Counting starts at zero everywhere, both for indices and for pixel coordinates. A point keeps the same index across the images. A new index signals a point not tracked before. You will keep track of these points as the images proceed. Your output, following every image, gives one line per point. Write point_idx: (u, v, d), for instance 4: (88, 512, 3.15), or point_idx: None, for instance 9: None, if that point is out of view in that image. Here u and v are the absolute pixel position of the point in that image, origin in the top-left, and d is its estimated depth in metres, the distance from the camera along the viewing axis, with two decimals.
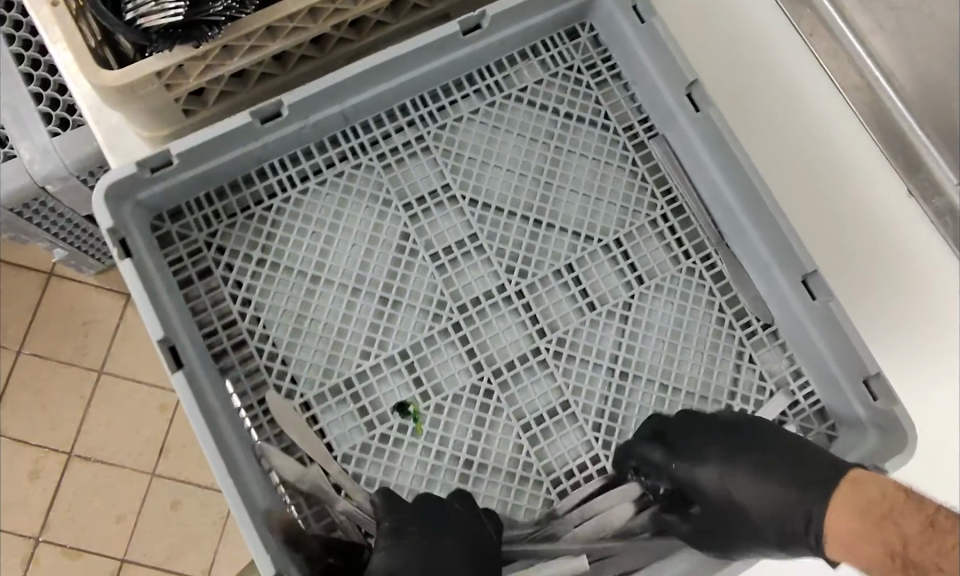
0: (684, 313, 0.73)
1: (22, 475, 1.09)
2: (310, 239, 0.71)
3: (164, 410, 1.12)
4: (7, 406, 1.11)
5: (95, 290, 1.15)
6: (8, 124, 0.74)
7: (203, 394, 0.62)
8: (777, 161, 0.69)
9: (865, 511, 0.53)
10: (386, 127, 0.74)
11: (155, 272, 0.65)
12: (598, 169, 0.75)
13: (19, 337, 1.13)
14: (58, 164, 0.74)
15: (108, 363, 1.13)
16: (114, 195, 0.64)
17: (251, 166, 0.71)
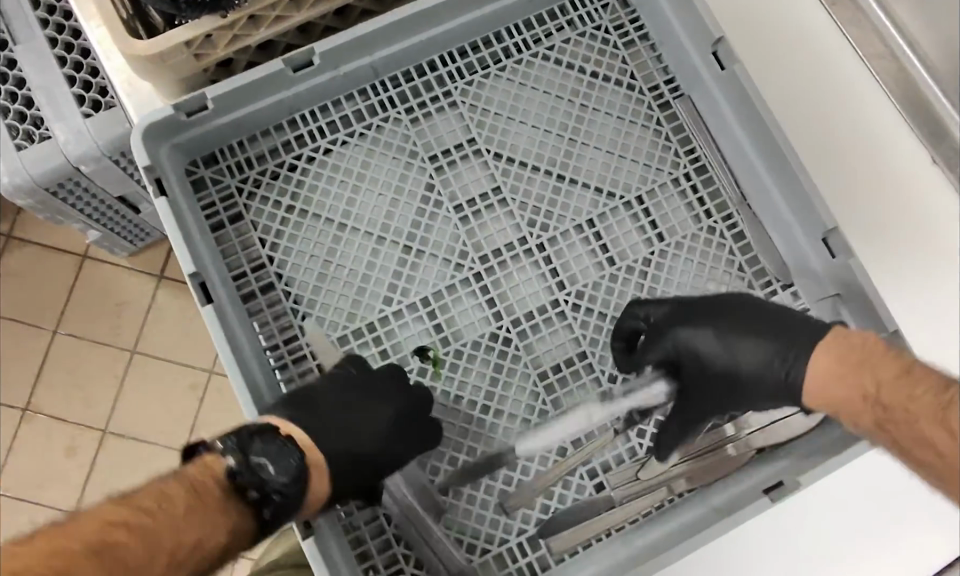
0: (703, 273, 0.74)
1: (59, 450, 1.12)
2: (338, 188, 0.73)
3: (195, 388, 1.14)
4: (44, 384, 1.13)
5: (127, 272, 1.17)
6: (44, 106, 0.76)
7: (240, 345, 0.65)
8: (802, 116, 0.69)
9: (846, 359, 0.58)
10: (416, 81, 0.75)
11: (189, 214, 0.67)
12: (622, 129, 0.75)
13: (55, 318, 1.15)
14: (92, 146, 0.76)
15: (141, 343, 1.15)
16: (151, 134, 0.65)
17: (282, 117, 0.72)
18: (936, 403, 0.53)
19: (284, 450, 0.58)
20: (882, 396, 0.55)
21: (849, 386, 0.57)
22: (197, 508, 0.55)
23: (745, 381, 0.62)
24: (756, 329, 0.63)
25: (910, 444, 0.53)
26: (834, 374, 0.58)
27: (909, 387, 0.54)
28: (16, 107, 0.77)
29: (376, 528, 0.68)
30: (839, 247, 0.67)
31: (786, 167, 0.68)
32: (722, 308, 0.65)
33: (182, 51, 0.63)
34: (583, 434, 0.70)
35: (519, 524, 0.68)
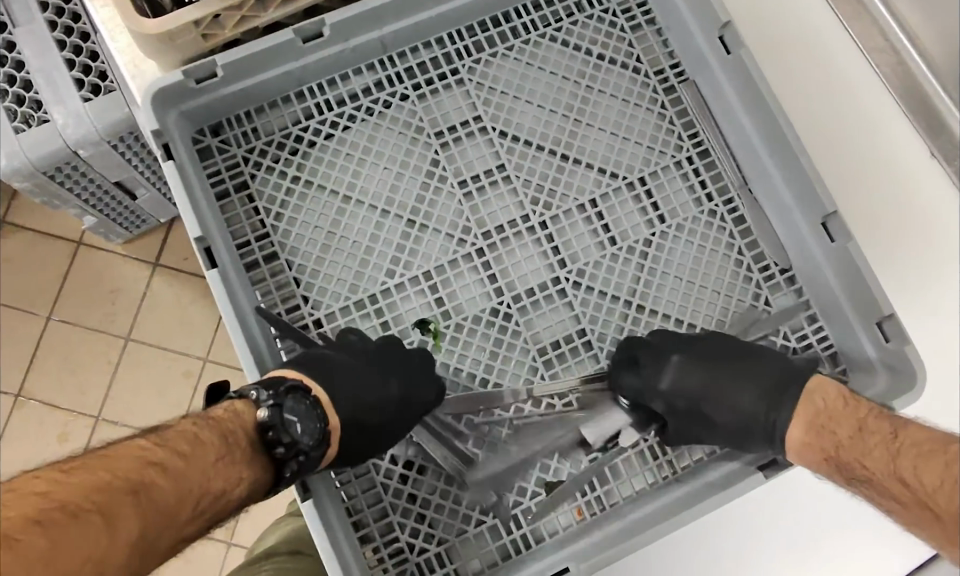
0: (702, 254, 0.76)
1: (51, 437, 1.12)
2: (346, 161, 0.76)
3: (189, 376, 1.14)
4: (37, 370, 1.13)
5: (122, 259, 1.16)
6: (43, 88, 0.76)
7: (245, 314, 0.67)
8: (805, 109, 0.71)
9: (814, 419, 0.59)
10: (422, 57, 0.78)
11: (193, 177, 0.69)
12: (627, 111, 0.79)
13: (49, 304, 1.15)
14: (91, 129, 0.76)
15: (134, 331, 1.15)
16: (159, 101, 0.67)
17: (290, 89, 0.75)
18: (881, 456, 0.53)
19: (310, 411, 0.61)
20: (837, 453, 0.56)
21: (814, 448, 0.58)
22: (226, 458, 0.56)
23: (719, 426, 0.65)
24: (740, 380, 0.65)
25: (873, 495, 0.53)
26: (802, 441, 0.60)
27: (864, 444, 0.55)
28: (15, 90, 0.77)
29: (374, 497, 0.68)
30: (838, 231, 0.68)
31: (785, 148, 0.70)
32: (704, 356, 0.67)
33: (191, 29, 0.63)
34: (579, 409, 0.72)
35: (515, 496, 0.69)
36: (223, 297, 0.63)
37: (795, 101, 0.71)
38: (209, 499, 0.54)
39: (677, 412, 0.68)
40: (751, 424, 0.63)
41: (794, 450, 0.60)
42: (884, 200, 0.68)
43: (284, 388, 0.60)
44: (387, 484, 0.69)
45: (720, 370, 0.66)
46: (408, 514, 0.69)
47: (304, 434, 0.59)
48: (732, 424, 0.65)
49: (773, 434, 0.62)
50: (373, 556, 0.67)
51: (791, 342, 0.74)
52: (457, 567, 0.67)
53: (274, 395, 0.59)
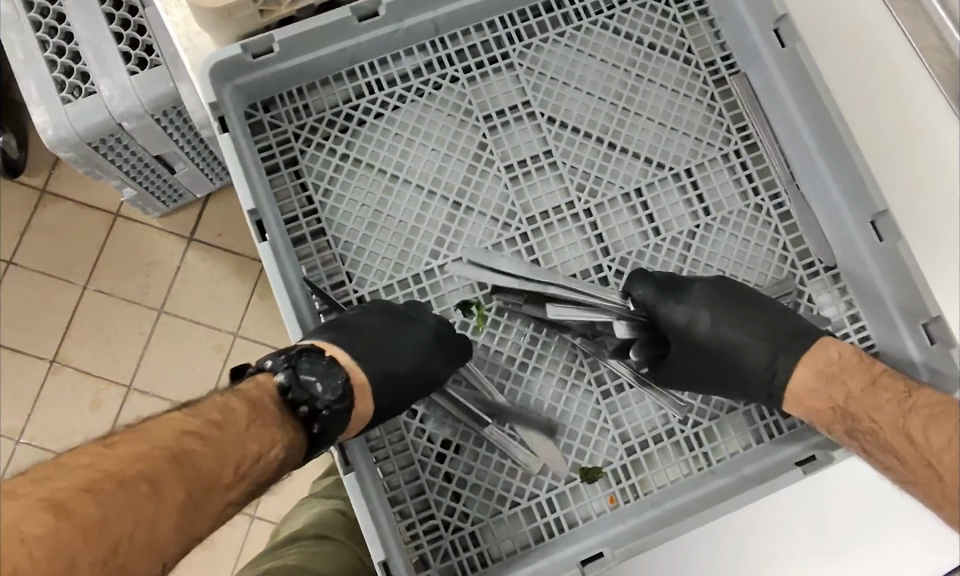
0: (747, 247, 0.76)
1: (84, 404, 1.14)
2: (394, 141, 0.76)
3: (219, 350, 1.15)
4: (71, 338, 1.16)
5: (158, 232, 1.18)
6: (89, 61, 0.78)
7: (293, 287, 0.67)
8: (845, 93, 0.66)
9: (825, 365, 0.63)
10: (473, 39, 0.78)
11: (246, 152, 0.70)
12: (676, 102, 0.79)
13: (85, 274, 1.17)
14: (136, 102, 0.77)
15: (168, 303, 1.16)
16: (216, 75, 0.68)
17: (342, 67, 0.76)
18: (888, 413, 0.57)
19: (331, 368, 0.62)
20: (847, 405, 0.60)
21: (821, 398, 0.62)
22: (259, 421, 0.57)
23: (722, 361, 0.67)
24: (757, 318, 0.67)
25: (875, 448, 0.57)
26: (810, 392, 0.63)
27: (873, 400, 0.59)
28: (63, 61, 0.79)
29: (411, 473, 0.69)
30: (887, 230, 0.68)
31: (836, 145, 0.70)
32: (723, 292, 0.68)
33: (249, 5, 0.64)
34: (617, 397, 0.72)
35: (550, 480, 0.70)
36: (274, 271, 0.64)
37: (838, 83, 0.67)
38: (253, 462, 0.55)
39: (681, 342, 0.69)
40: (756, 364, 0.66)
41: (794, 394, 0.64)
42: (915, 219, 0.64)
43: (295, 350, 0.61)
44: (425, 462, 0.70)
45: (738, 313, 0.67)
46: (443, 492, 0.70)
47: (329, 391, 0.61)
48: (737, 362, 0.66)
49: (778, 374, 0.65)
50: (408, 532, 0.68)
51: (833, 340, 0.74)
52: (489, 547, 0.68)
53: (292, 359, 0.60)
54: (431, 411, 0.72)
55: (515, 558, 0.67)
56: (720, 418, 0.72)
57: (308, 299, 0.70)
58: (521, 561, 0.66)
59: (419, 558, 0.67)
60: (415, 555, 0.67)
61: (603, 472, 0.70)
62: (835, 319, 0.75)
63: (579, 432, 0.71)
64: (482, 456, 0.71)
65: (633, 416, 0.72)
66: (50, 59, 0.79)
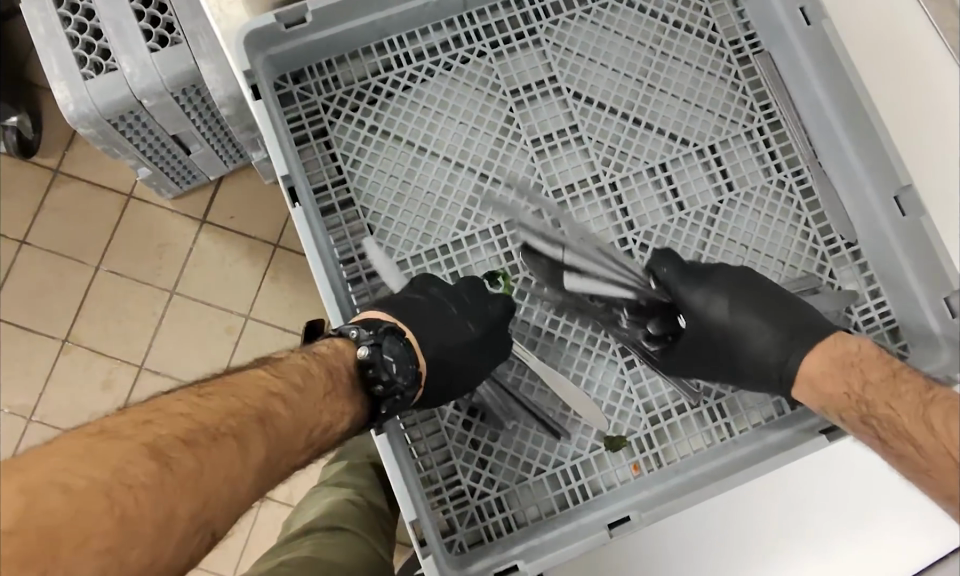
0: (769, 224, 0.77)
1: (97, 382, 1.15)
2: (422, 113, 0.77)
3: (231, 331, 1.16)
4: (84, 316, 1.16)
5: (170, 214, 1.19)
6: (112, 38, 0.79)
7: (324, 253, 0.68)
8: (876, 72, 0.67)
9: (840, 361, 0.59)
10: (501, 15, 0.79)
11: (279, 121, 0.71)
12: (700, 80, 0.79)
13: (98, 255, 1.18)
14: (157, 79, 0.78)
15: (180, 284, 1.17)
16: (250, 44, 0.69)
17: (371, 40, 0.77)
18: (907, 404, 0.54)
19: (407, 352, 0.65)
20: (861, 391, 0.57)
21: (837, 384, 0.59)
22: (332, 393, 0.59)
23: (734, 347, 0.66)
24: (779, 310, 0.65)
25: (890, 435, 0.55)
26: (827, 377, 0.60)
27: (892, 391, 0.56)
28: (85, 38, 0.80)
29: (438, 440, 0.71)
30: (910, 205, 0.68)
31: (860, 119, 0.71)
32: (750, 284, 0.67)
33: None
34: (642, 367, 0.73)
35: (574, 449, 0.71)
36: (307, 236, 0.65)
37: (870, 63, 0.67)
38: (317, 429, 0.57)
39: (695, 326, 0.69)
40: (764, 351, 0.64)
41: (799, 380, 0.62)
42: (941, 199, 0.65)
43: (382, 330, 0.64)
44: (452, 428, 0.71)
45: (753, 301, 0.66)
46: (470, 459, 0.71)
47: (402, 372, 0.63)
48: (745, 349, 0.65)
49: (787, 363, 0.63)
50: (435, 497, 0.69)
51: (854, 315, 0.75)
52: (515, 512, 0.69)
53: (376, 336, 0.63)
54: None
55: (540, 523, 0.68)
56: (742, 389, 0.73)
57: (338, 267, 0.71)
58: (545, 527, 0.67)
59: (446, 522, 0.68)
60: (443, 519, 0.68)
61: (627, 440, 0.71)
62: (856, 294, 0.76)
63: (603, 402, 0.72)
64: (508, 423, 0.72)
65: (657, 387, 0.73)
66: (72, 35, 0.79)
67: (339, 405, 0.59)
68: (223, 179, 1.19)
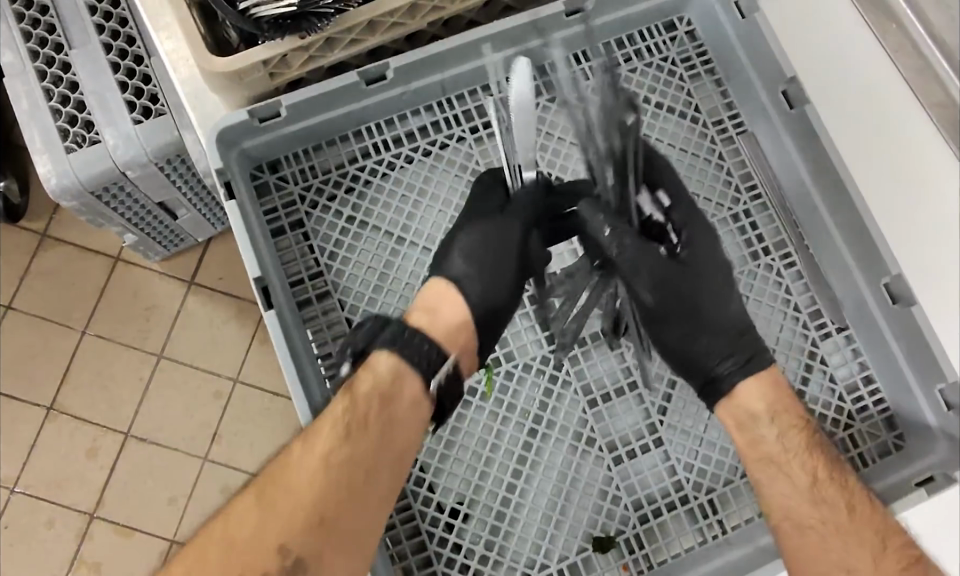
0: (758, 310, 0.75)
1: (81, 451, 1.11)
2: (400, 202, 0.76)
3: (219, 396, 1.13)
4: (70, 382, 1.13)
5: (159, 277, 1.17)
6: (94, 109, 0.78)
7: (298, 353, 0.67)
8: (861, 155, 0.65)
9: (773, 401, 0.66)
10: (481, 100, 0.78)
11: (253, 216, 0.70)
12: (684, 160, 0.78)
13: (85, 318, 1.15)
14: (140, 151, 0.77)
15: (168, 348, 1.14)
16: (224, 139, 0.68)
17: (349, 128, 0.76)
18: (805, 484, 0.64)
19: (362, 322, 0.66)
20: (771, 453, 0.65)
21: (792, 413, 0.66)
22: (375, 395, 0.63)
23: (692, 342, 0.67)
24: (726, 323, 0.67)
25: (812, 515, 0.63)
26: (756, 394, 0.66)
27: (802, 460, 0.64)
28: (68, 110, 0.78)
29: (418, 545, 0.69)
30: (901, 294, 0.67)
31: (843, 205, 0.70)
32: (698, 292, 0.66)
33: (260, 68, 0.65)
34: (631, 463, 0.71)
35: (560, 551, 0.69)
36: (279, 339, 0.64)
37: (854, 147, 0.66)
38: (379, 380, 0.63)
39: (659, 291, 0.65)
40: (719, 359, 0.66)
41: (740, 391, 0.67)
42: (930, 288, 0.63)
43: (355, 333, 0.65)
44: (433, 532, 0.69)
45: (694, 319, 0.66)
46: (451, 563, 0.69)
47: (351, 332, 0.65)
48: (699, 331, 0.66)
49: (725, 383, 0.67)
50: None
51: (847, 404, 0.73)
52: None
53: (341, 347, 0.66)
54: (438, 480, 0.70)
55: None
56: (734, 483, 0.71)
57: (314, 365, 0.70)
58: None
59: None
60: None
61: (616, 541, 0.68)
62: (849, 382, 0.74)
63: (591, 500, 0.70)
64: (491, 524, 0.69)
65: (645, 483, 0.71)
66: (54, 108, 0.78)
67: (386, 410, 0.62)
68: (213, 240, 1.18)
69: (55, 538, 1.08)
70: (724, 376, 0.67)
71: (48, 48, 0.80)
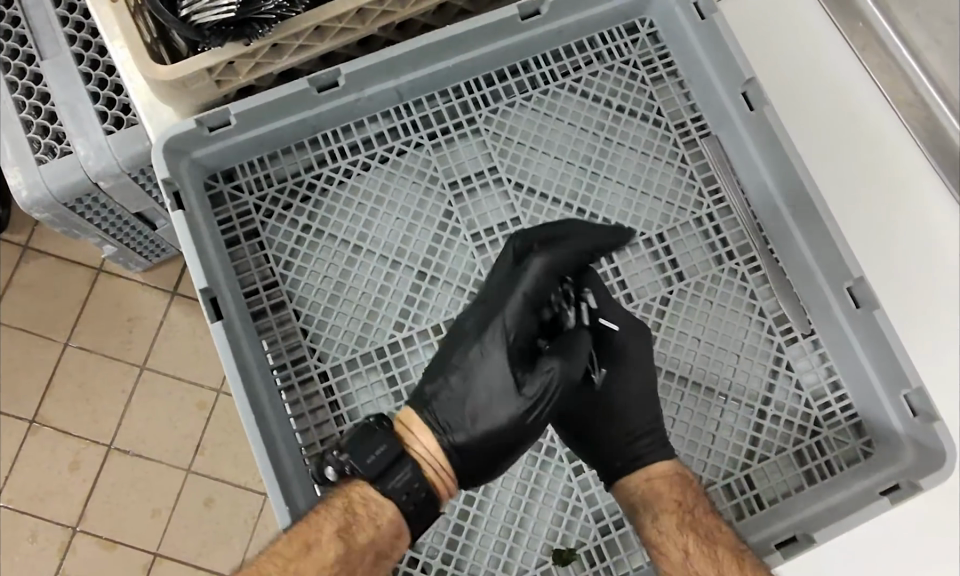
0: (722, 313, 0.73)
1: (63, 465, 1.10)
2: (356, 210, 0.75)
3: (201, 407, 1.11)
4: (52, 393, 1.12)
5: (141, 287, 1.16)
6: (66, 120, 0.76)
7: (248, 367, 0.66)
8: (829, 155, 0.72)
9: (656, 490, 0.65)
10: (439, 106, 0.77)
11: (203, 224, 0.69)
12: (647, 164, 0.77)
13: (66, 330, 1.14)
14: (112, 162, 0.76)
15: (151, 359, 1.13)
16: (174, 147, 0.67)
17: (304, 136, 0.75)
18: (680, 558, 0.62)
19: (369, 437, 0.58)
20: (649, 538, 0.63)
21: (664, 497, 0.64)
22: (375, 516, 0.59)
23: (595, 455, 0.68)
24: (646, 413, 0.67)
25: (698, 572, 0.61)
26: (649, 489, 0.65)
27: (677, 539, 0.62)
28: (40, 121, 0.77)
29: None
30: (865, 297, 0.66)
31: (804, 206, 0.69)
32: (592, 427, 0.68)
33: (206, 75, 0.64)
34: (591, 474, 0.70)
35: (519, 564, 0.67)
36: (226, 351, 0.63)
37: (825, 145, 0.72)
38: (381, 537, 0.58)
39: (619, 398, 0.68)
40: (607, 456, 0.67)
41: (627, 481, 0.66)
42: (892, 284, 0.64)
43: (355, 436, 0.58)
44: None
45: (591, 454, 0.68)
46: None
47: (362, 461, 0.57)
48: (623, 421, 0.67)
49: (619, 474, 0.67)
50: None
51: (814, 410, 0.71)
52: None
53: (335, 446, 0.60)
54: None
55: None
56: None
57: (266, 378, 0.68)
58: None
59: None
60: None
61: (577, 554, 0.67)
62: (815, 387, 0.72)
63: (551, 511, 0.68)
64: (449, 537, 0.67)
65: (606, 493, 0.69)
66: (26, 119, 0.77)
67: (385, 534, 0.58)
68: None
69: (37, 553, 1.07)
70: (641, 450, 0.67)
71: (21, 60, 0.79)
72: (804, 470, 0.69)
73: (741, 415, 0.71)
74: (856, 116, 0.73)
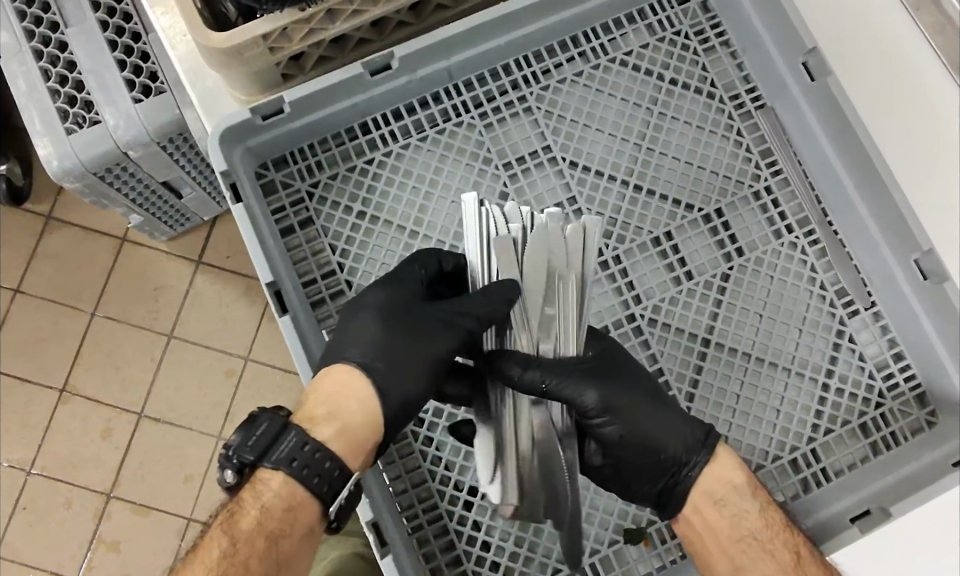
0: (780, 288, 0.73)
1: (95, 433, 1.10)
2: (411, 194, 0.74)
3: (230, 374, 1.11)
4: (81, 363, 1.12)
5: (166, 256, 1.15)
6: (94, 89, 0.75)
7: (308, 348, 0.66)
8: (884, 111, 0.61)
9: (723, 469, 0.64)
10: (491, 86, 0.75)
11: (261, 216, 0.68)
12: (702, 139, 0.76)
13: (94, 300, 1.14)
14: (142, 130, 0.74)
15: (179, 328, 1.13)
16: (228, 137, 0.66)
17: (354, 121, 0.73)
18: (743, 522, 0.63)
19: (251, 422, 0.59)
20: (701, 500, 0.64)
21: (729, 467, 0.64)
22: (284, 493, 0.58)
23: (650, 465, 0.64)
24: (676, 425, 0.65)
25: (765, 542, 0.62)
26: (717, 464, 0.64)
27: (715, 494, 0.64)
28: (67, 90, 0.75)
29: (447, 544, 0.67)
30: (932, 270, 0.64)
31: (869, 179, 0.68)
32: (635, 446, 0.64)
33: (260, 44, 0.61)
34: None
35: (592, 544, 0.68)
36: None
37: (875, 102, 0.62)
38: (279, 514, 0.57)
39: (630, 427, 0.64)
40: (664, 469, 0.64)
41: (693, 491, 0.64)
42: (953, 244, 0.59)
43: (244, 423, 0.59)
44: (461, 531, 0.67)
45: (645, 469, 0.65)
46: (482, 562, 0.67)
47: (244, 444, 0.58)
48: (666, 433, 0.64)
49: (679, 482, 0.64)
50: None
51: (878, 382, 0.70)
52: None
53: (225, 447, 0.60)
54: (465, 478, 0.69)
55: None
56: (765, 469, 0.69)
57: None
58: None
59: None
60: None
61: (647, 533, 0.68)
62: (878, 358, 0.71)
63: None
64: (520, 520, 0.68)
65: None
66: (53, 88, 0.75)
67: (297, 508, 0.58)
68: (218, 219, 1.16)
69: (70, 518, 1.07)
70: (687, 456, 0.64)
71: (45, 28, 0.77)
72: (869, 442, 0.70)
73: (802, 391, 0.71)
74: (896, 58, 0.57)
